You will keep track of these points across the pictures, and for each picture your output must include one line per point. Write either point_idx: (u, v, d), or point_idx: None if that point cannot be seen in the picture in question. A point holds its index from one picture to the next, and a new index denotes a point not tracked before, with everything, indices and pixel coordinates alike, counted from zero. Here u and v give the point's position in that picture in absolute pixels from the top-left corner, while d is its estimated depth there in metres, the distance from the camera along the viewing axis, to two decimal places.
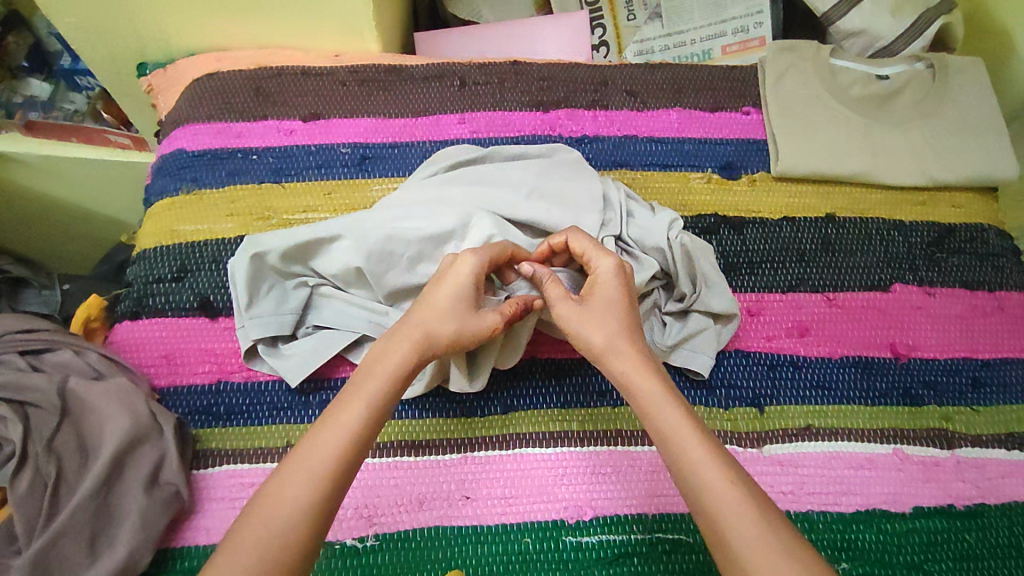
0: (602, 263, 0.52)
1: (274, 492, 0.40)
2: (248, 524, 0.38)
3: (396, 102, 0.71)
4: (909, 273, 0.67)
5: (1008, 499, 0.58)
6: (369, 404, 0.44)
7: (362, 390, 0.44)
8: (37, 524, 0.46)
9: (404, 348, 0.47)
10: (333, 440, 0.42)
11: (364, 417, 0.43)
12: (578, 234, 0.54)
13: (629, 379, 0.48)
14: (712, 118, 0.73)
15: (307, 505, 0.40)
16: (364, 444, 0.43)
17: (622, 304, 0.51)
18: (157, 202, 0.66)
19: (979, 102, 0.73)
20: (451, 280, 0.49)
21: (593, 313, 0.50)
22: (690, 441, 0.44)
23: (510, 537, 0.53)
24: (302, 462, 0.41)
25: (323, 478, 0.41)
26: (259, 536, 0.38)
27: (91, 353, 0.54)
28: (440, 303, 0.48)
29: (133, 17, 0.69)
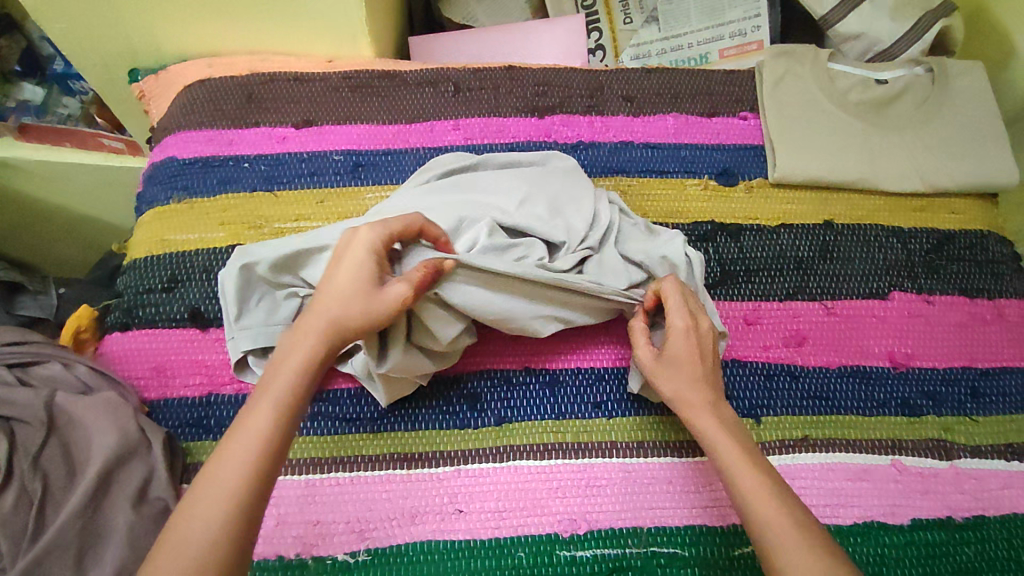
0: (675, 321, 0.54)
1: (192, 505, 0.39)
2: (169, 542, 0.37)
3: (390, 108, 0.70)
4: (908, 281, 0.66)
5: (1008, 510, 0.57)
6: (281, 402, 0.43)
7: (271, 390, 0.44)
8: (22, 542, 0.45)
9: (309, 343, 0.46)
10: (248, 443, 0.41)
11: (274, 418, 0.42)
12: (673, 287, 0.55)
13: (693, 418, 0.51)
14: (709, 124, 0.72)
15: (225, 514, 0.38)
16: (279, 445, 0.42)
17: (697, 358, 0.53)
18: (147, 210, 0.66)
19: (979, 107, 0.72)
20: (347, 255, 0.49)
21: (665, 364, 0.53)
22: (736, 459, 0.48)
23: (504, 552, 0.52)
24: (218, 472, 0.40)
25: (240, 485, 0.39)
26: (181, 552, 0.37)
27: (79, 366, 0.54)
28: (340, 280, 0.48)
29: (124, 23, 0.68)
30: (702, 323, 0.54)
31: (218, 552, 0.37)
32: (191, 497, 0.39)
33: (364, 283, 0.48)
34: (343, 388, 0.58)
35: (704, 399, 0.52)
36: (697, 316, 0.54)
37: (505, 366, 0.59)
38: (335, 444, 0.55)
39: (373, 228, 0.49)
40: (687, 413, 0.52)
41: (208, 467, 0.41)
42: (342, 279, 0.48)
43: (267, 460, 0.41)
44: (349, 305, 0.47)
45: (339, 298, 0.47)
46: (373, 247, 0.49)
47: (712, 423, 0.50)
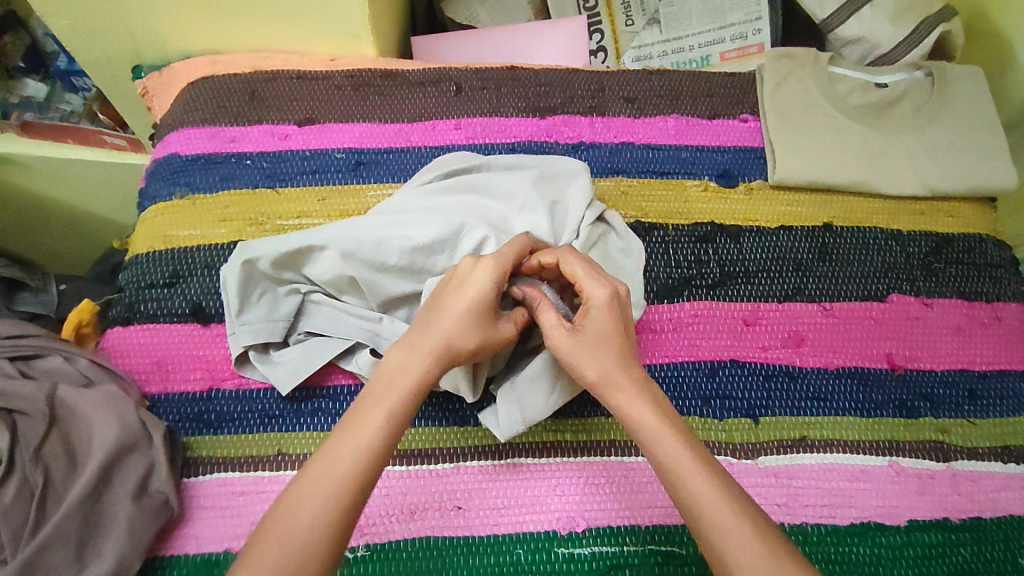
0: (595, 292, 0.48)
1: (295, 499, 0.40)
2: (274, 535, 0.38)
3: (391, 107, 0.70)
4: (906, 284, 0.66)
5: (1004, 513, 0.57)
6: (389, 416, 0.43)
7: (382, 399, 0.44)
8: (23, 534, 0.45)
9: (420, 362, 0.45)
10: (351, 454, 0.41)
11: (381, 429, 0.43)
12: (572, 255, 0.51)
13: (625, 409, 0.46)
14: (710, 126, 0.72)
15: (330, 514, 0.39)
16: (384, 454, 0.42)
17: (618, 332, 0.48)
18: (150, 206, 0.66)
19: (978, 111, 0.72)
20: (470, 284, 0.47)
21: (585, 341, 0.47)
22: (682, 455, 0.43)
23: (502, 548, 0.52)
24: (322, 471, 0.41)
25: (344, 488, 0.40)
26: (283, 545, 0.38)
27: (82, 360, 0.54)
28: (456, 308, 0.47)
29: (128, 20, 0.68)
30: (622, 291, 0.49)
31: (318, 550, 0.38)
32: (295, 492, 0.40)
33: (483, 312, 0.47)
34: (345, 385, 0.58)
35: (630, 380, 0.46)
36: (613, 282, 0.50)
37: None
38: None
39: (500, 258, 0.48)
40: (613, 396, 0.46)
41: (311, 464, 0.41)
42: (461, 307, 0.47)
43: (373, 465, 0.42)
44: (466, 332, 0.46)
45: (455, 325, 0.46)
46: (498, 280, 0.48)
47: (648, 412, 0.45)
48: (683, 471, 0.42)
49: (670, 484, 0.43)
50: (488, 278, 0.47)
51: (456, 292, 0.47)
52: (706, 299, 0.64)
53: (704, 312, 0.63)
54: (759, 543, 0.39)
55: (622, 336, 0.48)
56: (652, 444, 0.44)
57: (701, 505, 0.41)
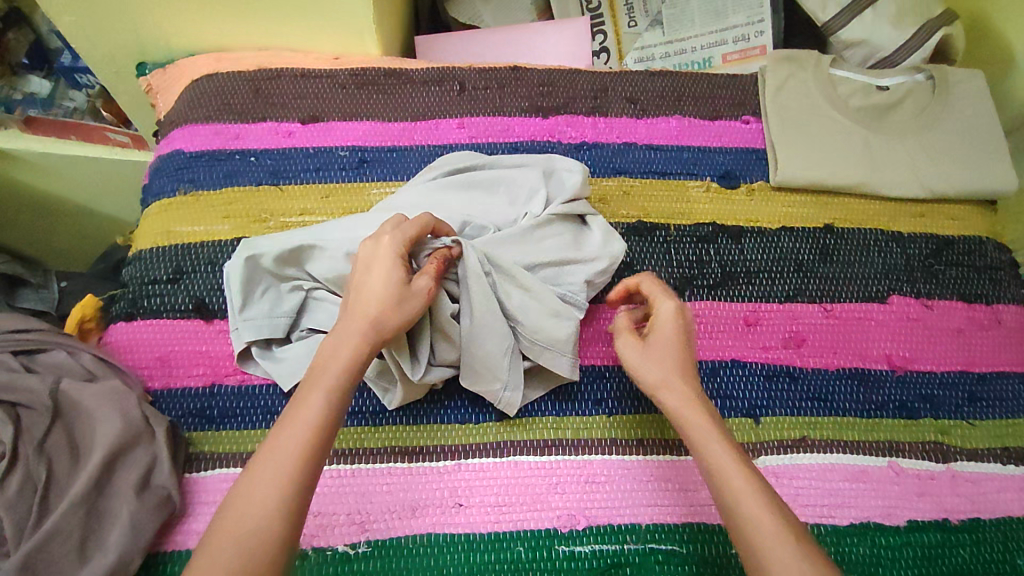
0: (663, 307, 0.53)
1: (248, 485, 0.40)
2: (228, 518, 0.38)
3: (395, 106, 0.71)
4: (906, 285, 0.67)
5: (1003, 514, 0.58)
6: (329, 393, 0.43)
7: (322, 380, 0.44)
8: (27, 527, 0.46)
9: (353, 339, 0.46)
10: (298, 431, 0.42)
11: (325, 405, 0.43)
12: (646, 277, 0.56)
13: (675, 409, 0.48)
14: (712, 127, 0.73)
15: (282, 497, 0.39)
16: (329, 434, 0.42)
17: (680, 348, 0.51)
18: (154, 202, 0.66)
19: (979, 115, 0.73)
20: (375, 264, 0.48)
21: (648, 348, 0.51)
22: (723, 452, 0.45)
23: (502, 546, 0.52)
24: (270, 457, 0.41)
25: (293, 470, 0.40)
26: (237, 531, 0.38)
27: (84, 355, 0.54)
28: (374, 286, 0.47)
29: (133, 17, 0.69)
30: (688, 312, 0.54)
31: (269, 532, 0.38)
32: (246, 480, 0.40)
33: (398, 283, 0.48)
34: None
35: (688, 391, 0.49)
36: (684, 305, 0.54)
37: None
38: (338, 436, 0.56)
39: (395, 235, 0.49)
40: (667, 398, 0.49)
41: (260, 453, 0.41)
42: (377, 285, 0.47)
43: (318, 442, 0.42)
44: (387, 306, 0.47)
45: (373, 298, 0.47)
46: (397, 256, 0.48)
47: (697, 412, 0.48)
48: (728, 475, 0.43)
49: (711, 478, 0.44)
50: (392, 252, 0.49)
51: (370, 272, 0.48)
52: (708, 299, 0.64)
53: (705, 312, 0.63)
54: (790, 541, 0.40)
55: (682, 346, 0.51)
56: (697, 442, 0.46)
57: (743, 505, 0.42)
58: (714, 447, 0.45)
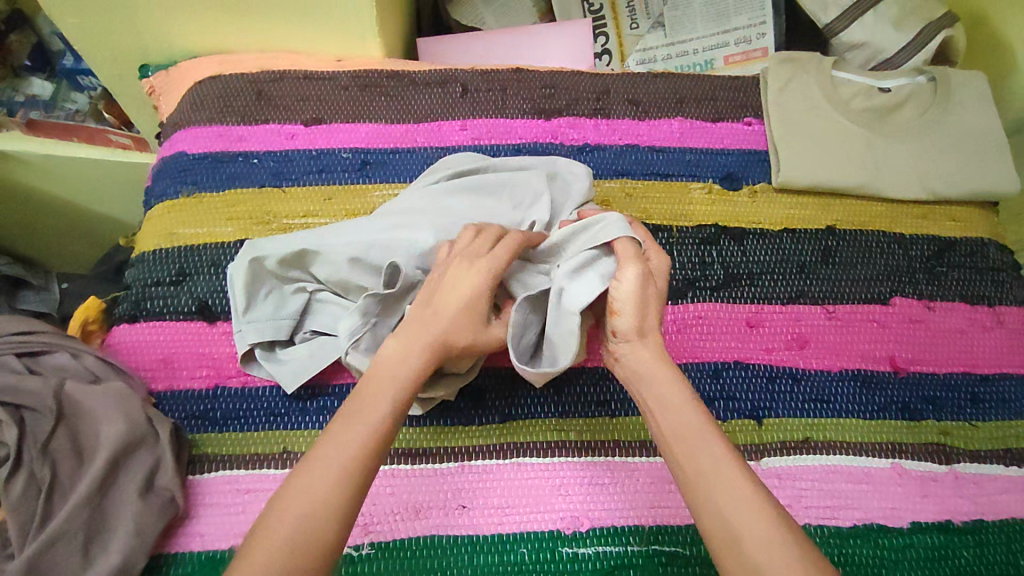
0: (629, 268, 0.49)
1: (311, 471, 0.39)
2: (289, 509, 0.38)
3: (397, 107, 0.71)
4: (909, 287, 0.67)
5: (1006, 515, 0.58)
6: (395, 397, 0.44)
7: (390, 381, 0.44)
8: (31, 529, 0.46)
9: (423, 346, 0.46)
10: (364, 430, 0.42)
11: (392, 406, 0.43)
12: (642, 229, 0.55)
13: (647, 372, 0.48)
14: (714, 128, 0.73)
15: (343, 490, 0.39)
16: (393, 432, 0.43)
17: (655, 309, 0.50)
18: (156, 205, 0.66)
19: (981, 116, 0.73)
20: (462, 285, 0.49)
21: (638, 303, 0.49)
22: (692, 420, 0.44)
23: (506, 547, 0.52)
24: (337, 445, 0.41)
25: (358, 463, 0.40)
26: (297, 522, 0.37)
27: (88, 357, 0.54)
28: (453, 305, 0.48)
29: (136, 19, 0.69)
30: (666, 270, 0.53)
31: (330, 526, 0.38)
32: (309, 466, 0.40)
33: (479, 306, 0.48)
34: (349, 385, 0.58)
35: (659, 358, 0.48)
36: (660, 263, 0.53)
37: (511, 364, 0.60)
38: None
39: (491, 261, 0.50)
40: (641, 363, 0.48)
41: (325, 442, 0.41)
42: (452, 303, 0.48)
43: (382, 442, 0.42)
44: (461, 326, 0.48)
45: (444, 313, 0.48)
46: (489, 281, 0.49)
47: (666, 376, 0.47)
48: (702, 455, 0.42)
49: (678, 450, 0.44)
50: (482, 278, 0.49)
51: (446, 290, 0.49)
52: (710, 301, 0.64)
53: (708, 313, 0.63)
54: (765, 515, 0.39)
55: (647, 306, 0.50)
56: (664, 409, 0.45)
57: (712, 478, 0.41)
58: (685, 421, 0.44)
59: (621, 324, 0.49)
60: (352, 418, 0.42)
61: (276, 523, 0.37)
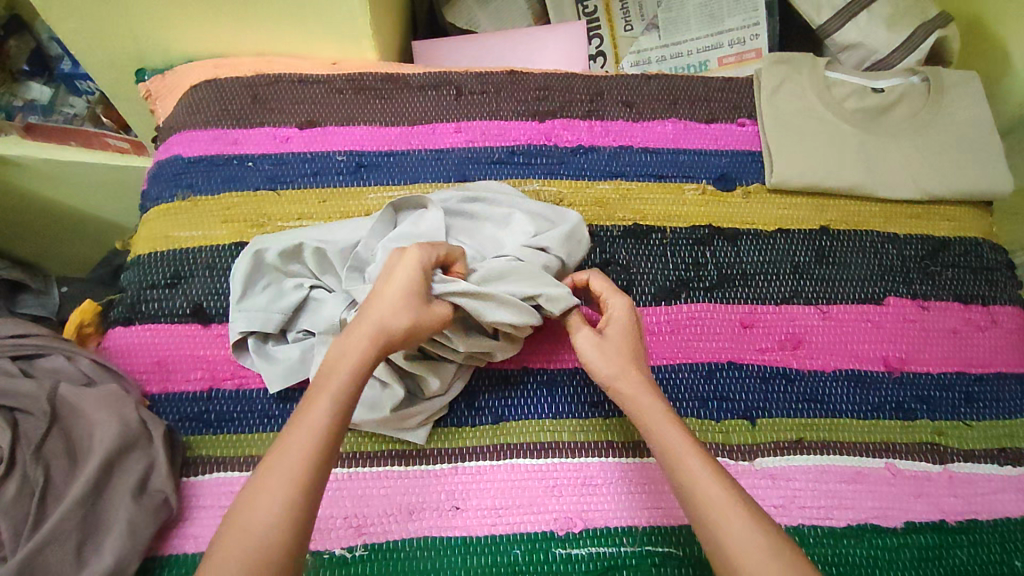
0: (615, 303, 0.55)
1: (252, 498, 0.40)
2: (233, 529, 0.39)
3: (392, 110, 0.71)
4: (902, 287, 0.67)
5: (1002, 515, 0.57)
6: (334, 405, 0.44)
7: (328, 389, 0.44)
8: (23, 532, 0.46)
9: (361, 344, 0.46)
10: (301, 444, 0.42)
11: (331, 411, 0.43)
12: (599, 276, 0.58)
13: (633, 396, 0.50)
14: (708, 130, 0.73)
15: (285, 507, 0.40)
16: (336, 435, 0.43)
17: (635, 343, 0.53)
18: (152, 207, 0.67)
19: (974, 115, 0.73)
20: (397, 272, 0.48)
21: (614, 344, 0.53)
22: (678, 438, 0.47)
23: (500, 549, 0.52)
24: (274, 471, 0.41)
25: (301, 474, 0.41)
26: (242, 540, 0.38)
27: (83, 360, 0.55)
28: (390, 296, 0.47)
29: (132, 23, 0.69)
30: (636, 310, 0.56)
31: (277, 542, 0.39)
32: (245, 501, 0.40)
33: (415, 295, 0.48)
34: None
35: (641, 381, 0.51)
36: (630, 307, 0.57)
37: (504, 365, 0.60)
38: None
39: (421, 250, 0.50)
40: (630, 394, 0.50)
41: (259, 472, 0.41)
42: (392, 290, 0.48)
43: (325, 451, 0.42)
44: (398, 312, 0.47)
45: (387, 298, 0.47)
46: (421, 266, 0.49)
47: (653, 404, 0.49)
48: (689, 470, 0.45)
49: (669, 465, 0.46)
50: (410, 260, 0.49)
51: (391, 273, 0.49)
52: (704, 302, 0.64)
53: (702, 314, 0.63)
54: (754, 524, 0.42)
55: (635, 339, 0.54)
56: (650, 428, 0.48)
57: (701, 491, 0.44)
58: (671, 439, 0.47)
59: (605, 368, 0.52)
60: (295, 430, 0.43)
61: (226, 549, 0.38)
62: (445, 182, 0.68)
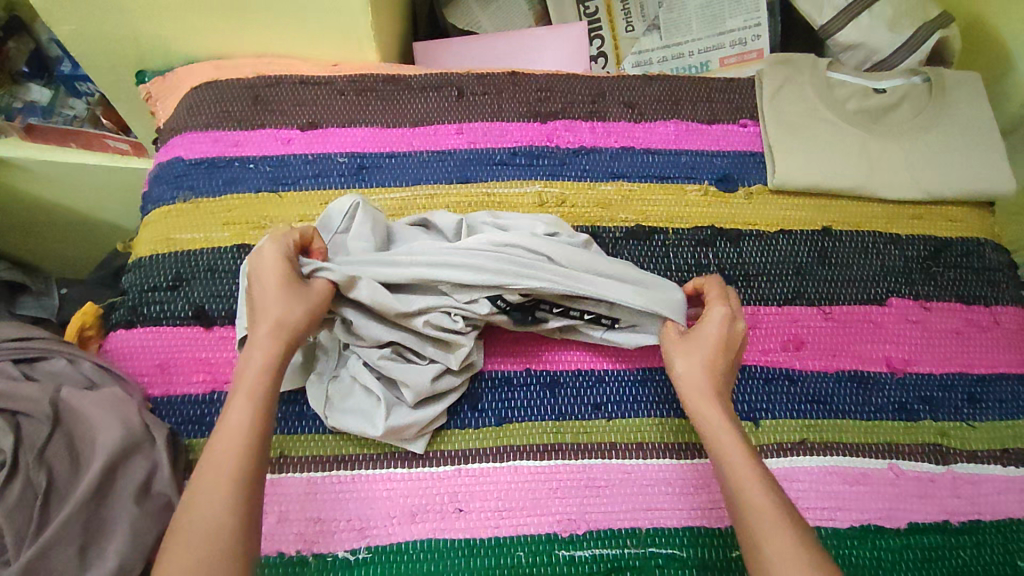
0: (715, 308, 0.56)
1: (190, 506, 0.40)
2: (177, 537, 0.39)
3: (394, 111, 0.71)
4: (905, 287, 0.67)
5: (1005, 516, 0.57)
6: (250, 403, 0.45)
7: (241, 390, 0.46)
8: (26, 536, 0.46)
9: (269, 348, 0.48)
10: (225, 444, 0.43)
11: (249, 409, 0.45)
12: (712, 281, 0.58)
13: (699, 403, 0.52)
14: (709, 130, 0.73)
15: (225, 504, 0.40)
16: (260, 429, 0.44)
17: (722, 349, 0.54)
18: (153, 209, 0.66)
19: (976, 116, 0.73)
20: (266, 272, 0.50)
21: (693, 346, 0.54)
22: (734, 446, 0.48)
23: (503, 551, 0.52)
24: (206, 476, 0.42)
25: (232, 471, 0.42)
26: (190, 545, 0.39)
27: (85, 362, 0.55)
28: (270, 294, 0.50)
29: (133, 24, 0.69)
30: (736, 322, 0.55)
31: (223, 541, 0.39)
32: (188, 496, 0.41)
33: (294, 284, 0.51)
34: None
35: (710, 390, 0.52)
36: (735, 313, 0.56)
37: (506, 367, 0.60)
38: (336, 443, 0.56)
39: (276, 243, 0.51)
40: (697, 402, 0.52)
41: (198, 468, 0.42)
42: (270, 283, 0.50)
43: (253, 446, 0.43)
44: (291, 306, 0.50)
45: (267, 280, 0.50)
46: (284, 256, 0.51)
47: (718, 414, 0.50)
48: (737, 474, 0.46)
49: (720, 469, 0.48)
50: (272, 257, 0.51)
51: (257, 275, 0.51)
52: None
53: None
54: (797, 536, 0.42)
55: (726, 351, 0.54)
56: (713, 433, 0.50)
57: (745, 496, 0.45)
58: (728, 447, 0.48)
59: (677, 367, 0.54)
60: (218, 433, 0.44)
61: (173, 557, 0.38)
62: (446, 183, 0.68)
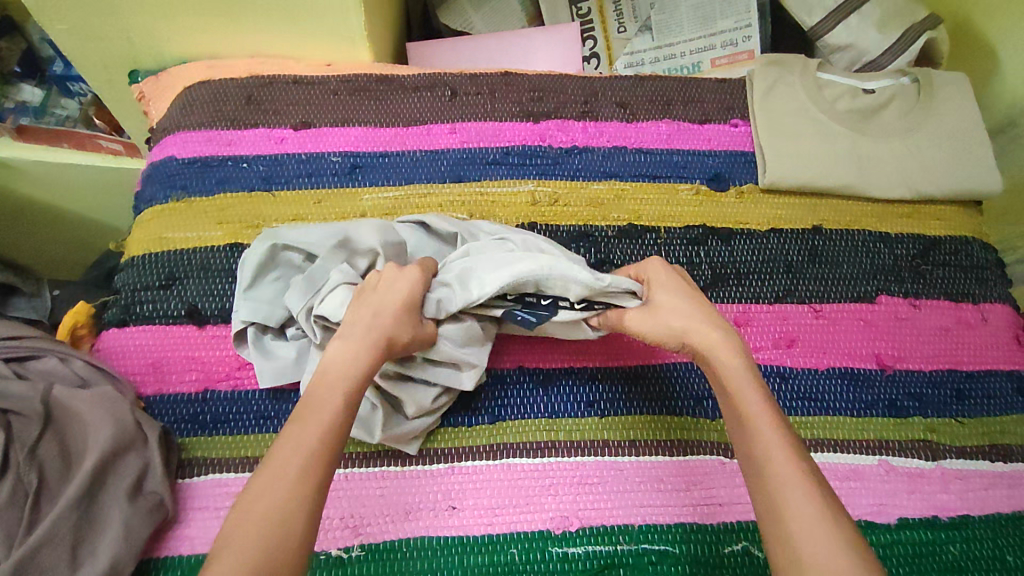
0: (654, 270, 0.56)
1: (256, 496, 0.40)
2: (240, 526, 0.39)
3: (386, 111, 0.71)
4: (894, 285, 0.67)
5: (993, 510, 0.58)
6: (340, 402, 0.45)
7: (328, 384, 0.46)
8: (17, 534, 0.45)
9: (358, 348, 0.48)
10: (307, 440, 0.43)
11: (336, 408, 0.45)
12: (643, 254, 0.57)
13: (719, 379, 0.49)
14: (700, 130, 0.73)
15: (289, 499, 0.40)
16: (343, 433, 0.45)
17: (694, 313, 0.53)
18: (146, 209, 0.66)
19: (963, 115, 0.74)
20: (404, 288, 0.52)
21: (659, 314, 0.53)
22: (767, 428, 0.45)
23: (497, 548, 0.53)
24: (278, 467, 0.42)
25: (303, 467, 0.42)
26: (250, 533, 0.38)
27: (77, 361, 0.55)
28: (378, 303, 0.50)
29: (125, 24, 0.69)
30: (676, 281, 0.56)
31: (286, 535, 0.39)
32: (257, 483, 0.41)
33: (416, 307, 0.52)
34: None
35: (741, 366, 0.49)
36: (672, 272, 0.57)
37: (500, 365, 0.60)
38: None
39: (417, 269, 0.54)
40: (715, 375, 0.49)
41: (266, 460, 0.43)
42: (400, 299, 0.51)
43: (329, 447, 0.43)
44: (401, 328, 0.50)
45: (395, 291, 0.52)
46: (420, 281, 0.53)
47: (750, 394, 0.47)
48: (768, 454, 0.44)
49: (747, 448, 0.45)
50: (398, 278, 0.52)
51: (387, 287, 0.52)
52: None
53: None
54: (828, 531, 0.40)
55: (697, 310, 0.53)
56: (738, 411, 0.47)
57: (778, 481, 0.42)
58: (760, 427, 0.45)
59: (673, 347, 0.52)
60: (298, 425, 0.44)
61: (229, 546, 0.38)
62: (440, 183, 0.68)
